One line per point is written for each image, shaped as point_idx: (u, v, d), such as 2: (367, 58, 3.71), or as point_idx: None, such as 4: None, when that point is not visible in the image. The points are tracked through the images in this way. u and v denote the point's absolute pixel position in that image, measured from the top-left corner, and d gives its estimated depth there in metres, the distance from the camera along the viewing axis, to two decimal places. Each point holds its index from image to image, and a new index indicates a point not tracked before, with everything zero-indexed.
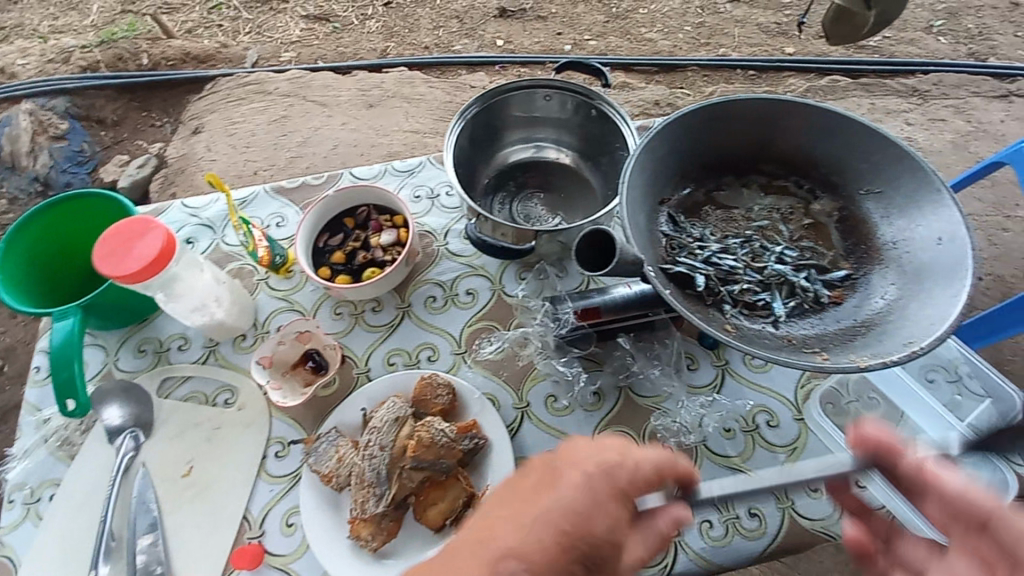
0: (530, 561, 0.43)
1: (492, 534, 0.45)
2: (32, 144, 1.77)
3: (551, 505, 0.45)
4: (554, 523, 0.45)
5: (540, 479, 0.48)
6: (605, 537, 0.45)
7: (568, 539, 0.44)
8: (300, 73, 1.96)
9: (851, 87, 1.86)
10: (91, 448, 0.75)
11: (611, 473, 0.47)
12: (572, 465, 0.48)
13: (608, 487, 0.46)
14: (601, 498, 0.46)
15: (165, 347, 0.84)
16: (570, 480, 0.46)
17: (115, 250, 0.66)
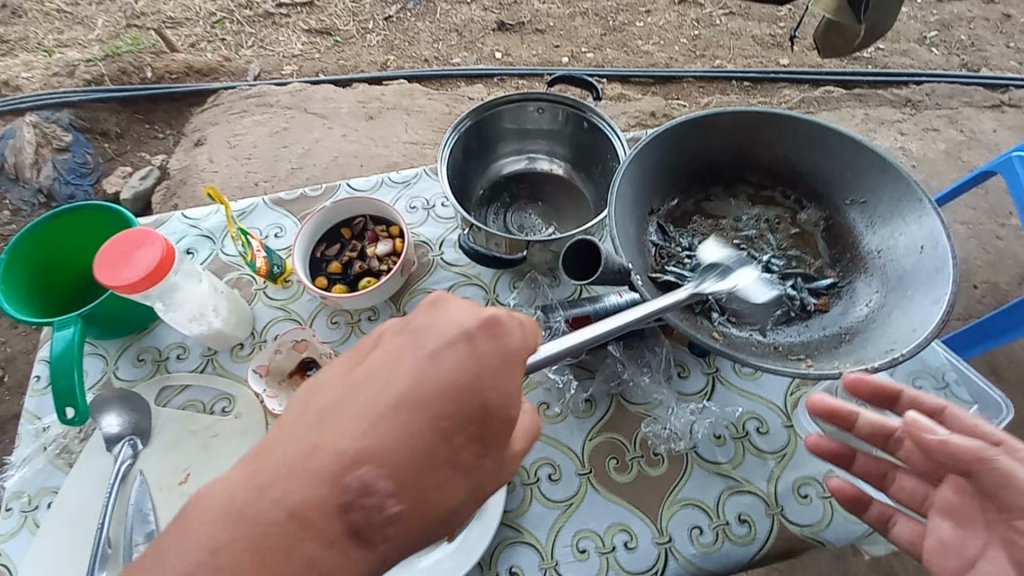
0: (400, 455, 0.34)
1: (345, 434, 0.34)
2: (36, 156, 1.79)
3: (418, 384, 0.35)
4: (430, 404, 0.34)
5: (400, 346, 0.37)
6: (498, 410, 0.36)
7: (447, 421, 0.35)
8: (302, 85, 1.99)
9: (845, 98, 1.88)
10: (90, 456, 0.76)
11: (494, 333, 0.37)
12: (441, 328, 0.36)
13: (491, 351, 0.36)
14: (489, 364, 0.36)
15: (164, 356, 0.86)
16: (445, 346, 0.35)
17: (115, 259, 0.68)
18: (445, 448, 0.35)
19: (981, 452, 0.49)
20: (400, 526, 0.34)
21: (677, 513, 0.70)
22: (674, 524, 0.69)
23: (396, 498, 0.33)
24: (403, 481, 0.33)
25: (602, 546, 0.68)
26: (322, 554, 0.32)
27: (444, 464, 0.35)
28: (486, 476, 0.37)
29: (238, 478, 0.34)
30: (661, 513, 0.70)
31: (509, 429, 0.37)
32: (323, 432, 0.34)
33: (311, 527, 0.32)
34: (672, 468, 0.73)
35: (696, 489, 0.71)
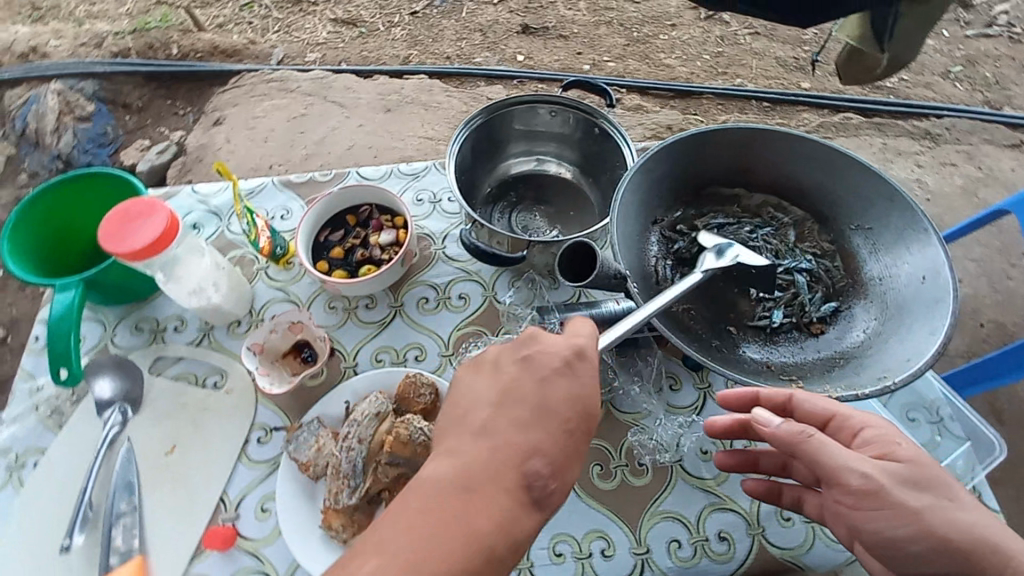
0: (549, 444, 0.48)
1: (509, 435, 0.48)
2: (58, 123, 1.82)
3: (550, 398, 0.49)
4: (562, 410, 0.49)
5: (519, 374, 0.51)
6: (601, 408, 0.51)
7: (576, 419, 0.49)
8: (323, 73, 2.01)
9: (864, 126, 1.88)
10: (79, 419, 0.77)
11: (586, 356, 0.51)
12: (549, 357, 0.51)
13: (590, 370, 0.51)
14: (587, 379, 0.51)
15: (162, 327, 0.86)
16: (556, 372, 0.50)
17: (118, 227, 0.69)
18: (575, 440, 0.49)
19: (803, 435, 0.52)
20: (560, 495, 0.48)
21: (656, 525, 0.69)
22: (652, 535, 0.69)
23: (554, 477, 0.47)
24: (560, 464, 0.48)
25: (578, 552, 0.68)
26: (514, 515, 0.45)
27: (576, 451, 0.49)
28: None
29: (440, 476, 0.46)
30: (641, 523, 0.69)
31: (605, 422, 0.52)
32: (494, 435, 0.48)
33: (511, 499, 0.45)
34: (655, 479, 0.72)
35: (677, 503, 0.71)
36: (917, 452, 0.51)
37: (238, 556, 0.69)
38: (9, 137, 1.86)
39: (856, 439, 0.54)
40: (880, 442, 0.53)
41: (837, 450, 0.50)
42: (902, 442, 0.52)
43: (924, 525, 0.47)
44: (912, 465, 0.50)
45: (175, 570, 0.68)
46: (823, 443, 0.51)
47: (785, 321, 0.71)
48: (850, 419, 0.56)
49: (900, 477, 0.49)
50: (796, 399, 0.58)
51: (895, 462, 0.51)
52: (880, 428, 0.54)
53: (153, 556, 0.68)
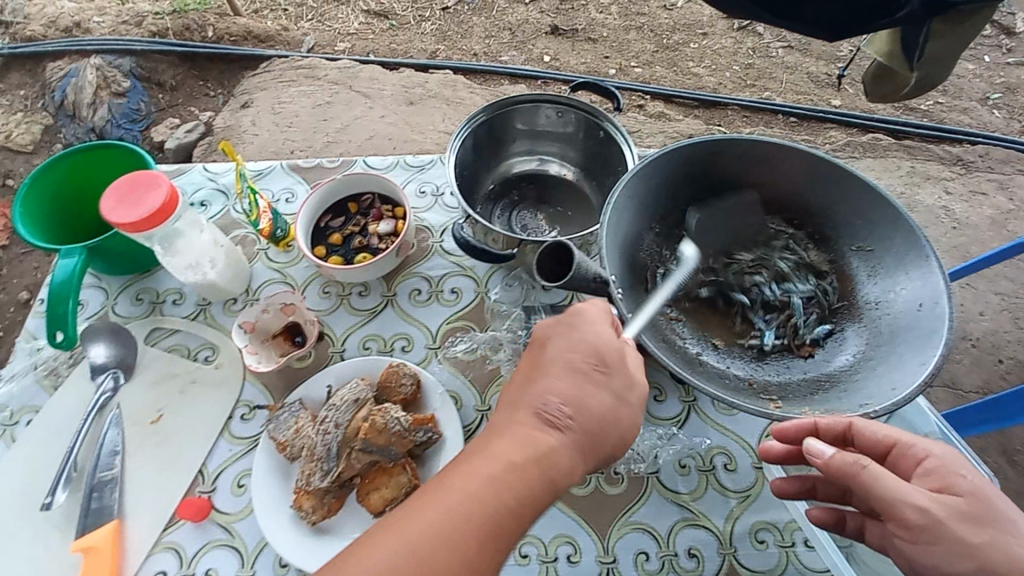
0: (563, 384, 0.52)
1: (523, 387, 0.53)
2: (94, 97, 1.88)
3: (555, 353, 0.54)
4: (569, 354, 0.53)
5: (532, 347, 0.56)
6: (607, 346, 0.53)
7: (585, 359, 0.53)
8: (351, 63, 2.04)
9: (892, 147, 1.83)
10: (75, 381, 0.80)
11: (580, 313, 0.56)
12: (551, 325, 0.56)
13: (586, 320, 0.55)
14: (585, 327, 0.54)
15: (160, 299, 0.89)
16: (557, 331, 0.55)
17: (124, 198, 0.70)
18: (588, 377, 0.52)
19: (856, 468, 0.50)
20: (584, 425, 0.50)
21: (625, 535, 0.68)
22: (620, 544, 0.68)
23: (573, 407, 0.51)
24: (573, 397, 0.51)
25: (544, 554, 0.68)
26: (537, 437, 0.49)
27: (592, 388, 0.52)
28: (620, 389, 0.52)
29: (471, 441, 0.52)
30: (610, 531, 0.69)
31: (616, 354, 0.53)
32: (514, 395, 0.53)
33: (531, 428, 0.50)
34: (630, 488, 0.71)
35: (650, 515, 0.70)
36: (981, 484, 0.50)
37: (210, 528, 0.70)
38: (49, 108, 1.93)
39: (918, 467, 0.53)
40: (940, 473, 0.51)
41: (893, 482, 0.49)
42: (965, 473, 0.50)
43: (981, 562, 0.46)
44: (972, 499, 0.49)
45: (146, 539, 0.69)
46: (876, 477, 0.49)
47: (775, 343, 0.70)
48: (914, 448, 0.54)
49: (959, 512, 0.48)
50: (855, 428, 0.56)
51: (954, 496, 0.49)
52: (945, 457, 0.52)
53: (130, 522, 0.70)
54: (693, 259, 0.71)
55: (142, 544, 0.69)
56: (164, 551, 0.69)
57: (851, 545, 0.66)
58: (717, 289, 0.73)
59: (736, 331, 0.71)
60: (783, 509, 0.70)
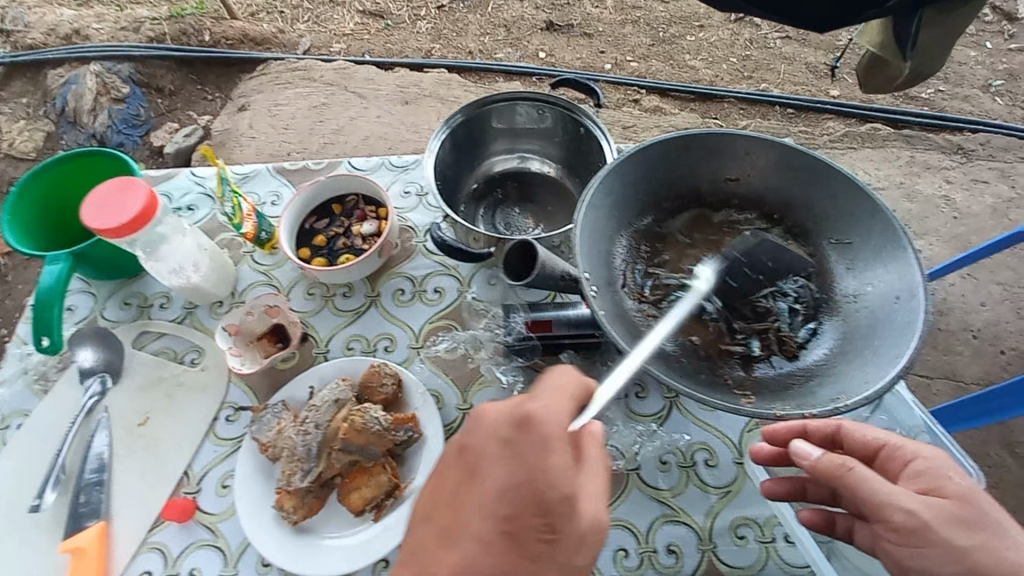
0: (486, 554, 0.38)
1: (444, 542, 0.40)
2: (94, 103, 1.90)
3: (488, 491, 0.40)
4: (502, 506, 0.39)
5: (464, 465, 0.42)
6: (558, 495, 0.39)
7: (522, 515, 0.39)
8: (346, 64, 2.04)
9: (891, 137, 1.81)
10: (64, 385, 0.81)
11: (531, 428, 0.41)
12: (488, 439, 0.41)
13: (534, 447, 0.40)
14: (532, 457, 0.40)
15: (149, 303, 0.90)
16: (494, 458, 0.41)
17: (102, 206, 0.71)
18: (524, 543, 0.39)
19: (842, 468, 0.50)
20: None
21: (605, 532, 0.69)
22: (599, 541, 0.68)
23: None
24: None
25: None
26: None
27: (523, 563, 0.38)
28: (566, 558, 0.40)
29: None
30: None
31: (569, 508, 0.40)
32: (434, 546, 0.40)
33: None
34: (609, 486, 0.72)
35: (630, 511, 0.70)
36: (971, 487, 0.49)
37: (194, 528, 0.71)
38: (50, 115, 1.95)
39: (906, 468, 0.52)
40: (929, 474, 0.50)
41: (879, 483, 0.49)
42: (955, 475, 0.50)
43: (970, 566, 0.45)
44: (960, 502, 0.48)
45: (134, 539, 0.70)
46: (864, 478, 0.49)
47: (761, 349, 0.67)
48: (901, 449, 0.53)
49: (949, 516, 0.47)
50: (843, 430, 0.58)
51: (940, 498, 0.49)
52: (933, 459, 0.51)
53: (117, 523, 0.71)
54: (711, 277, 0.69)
55: (128, 545, 0.70)
56: (150, 551, 0.70)
57: (831, 541, 0.65)
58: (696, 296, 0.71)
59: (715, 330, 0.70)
60: (764, 504, 0.70)
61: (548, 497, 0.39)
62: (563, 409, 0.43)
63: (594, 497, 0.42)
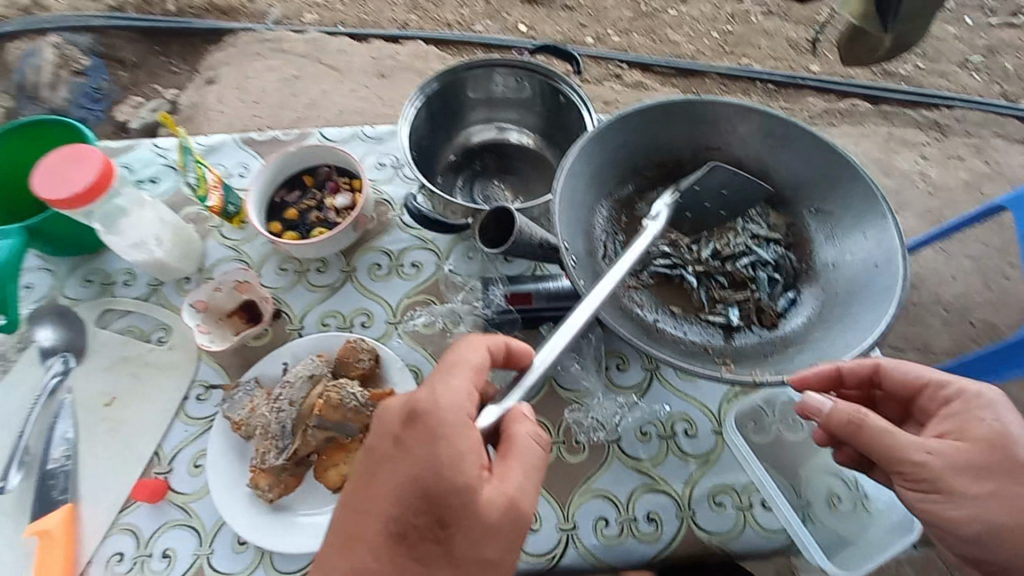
0: (384, 547, 0.45)
1: (352, 537, 0.46)
2: (54, 78, 1.82)
3: (384, 486, 0.45)
4: (396, 503, 0.45)
5: (365, 460, 0.48)
6: (448, 486, 0.45)
7: (412, 511, 0.45)
8: (319, 36, 1.97)
9: (869, 113, 1.82)
10: (23, 364, 0.77)
11: (418, 421, 0.46)
12: (384, 434, 0.47)
13: (421, 441, 0.46)
14: (419, 453, 0.45)
15: (111, 280, 0.85)
16: (388, 452, 0.46)
17: (53, 171, 0.67)
18: (417, 537, 0.45)
19: (855, 420, 0.54)
20: None
21: (586, 502, 0.69)
22: (580, 512, 0.68)
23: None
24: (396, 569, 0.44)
25: None
26: None
27: (419, 553, 0.45)
28: (460, 549, 0.45)
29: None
30: (570, 500, 0.69)
31: (461, 498, 0.45)
32: (347, 541, 0.46)
33: None
34: (590, 457, 0.71)
35: (610, 482, 0.70)
36: (1001, 429, 0.54)
37: (166, 509, 0.69)
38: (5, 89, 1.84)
39: (945, 408, 0.58)
40: (962, 416, 0.56)
41: (892, 434, 0.53)
42: (983, 417, 0.55)
43: (981, 509, 0.52)
44: (985, 446, 0.53)
45: (102, 522, 0.68)
46: (874, 429, 0.54)
47: (740, 319, 0.67)
48: (943, 388, 0.58)
49: (963, 464, 0.52)
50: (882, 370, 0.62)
51: (961, 442, 0.54)
52: (974, 400, 0.56)
53: (84, 505, 0.69)
54: (663, 216, 0.67)
55: (97, 527, 0.68)
56: (122, 532, 0.68)
57: (807, 506, 0.67)
58: (672, 265, 0.71)
59: (695, 300, 0.70)
60: (742, 471, 0.70)
61: (441, 489, 0.45)
62: (458, 391, 0.49)
63: (498, 485, 0.48)
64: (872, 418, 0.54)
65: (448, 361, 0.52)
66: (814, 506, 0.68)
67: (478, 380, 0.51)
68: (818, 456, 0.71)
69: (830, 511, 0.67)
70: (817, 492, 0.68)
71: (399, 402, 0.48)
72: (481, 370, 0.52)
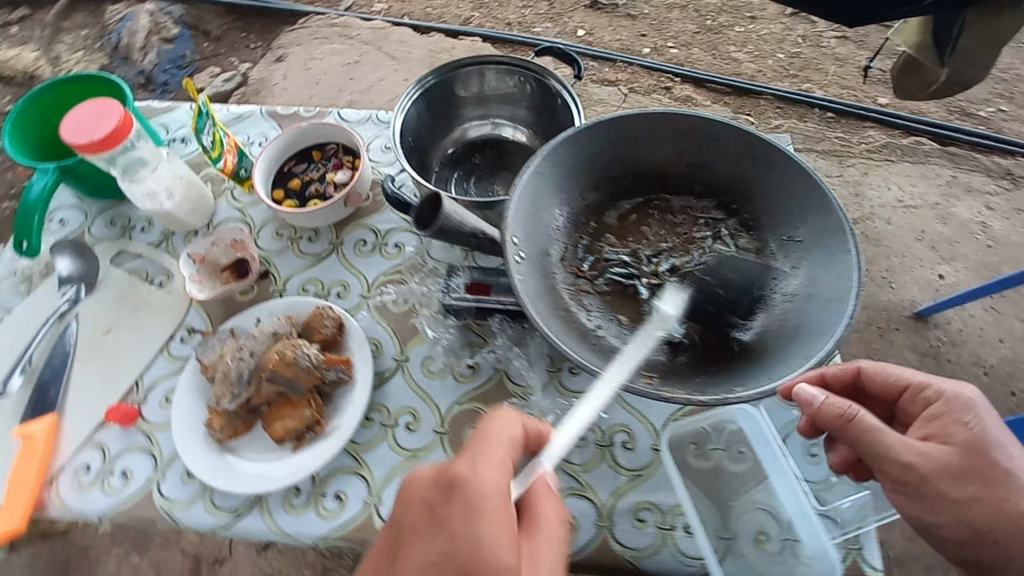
0: None
1: None
2: (146, 43, 2.01)
3: (416, 562, 0.43)
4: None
5: (398, 531, 0.46)
6: (480, 566, 0.41)
7: None
8: (383, 25, 2.06)
9: (934, 153, 1.69)
10: (43, 289, 0.87)
11: (453, 493, 0.44)
12: (417, 506, 0.46)
13: (457, 515, 0.43)
14: (455, 528, 0.43)
15: (131, 225, 0.95)
16: (423, 525, 0.44)
17: (82, 120, 0.75)
18: None
19: (847, 416, 0.56)
20: None
21: None
22: None
23: None
24: None
25: None
26: None
27: None
28: None
29: None
30: None
31: None
32: None
33: None
34: None
35: None
36: (980, 434, 0.56)
37: (134, 434, 0.76)
38: (104, 49, 2.05)
39: (925, 411, 0.60)
40: (943, 420, 0.58)
41: (882, 433, 0.55)
42: (965, 422, 0.57)
43: (958, 510, 0.56)
44: (964, 450, 0.56)
45: (79, 435, 0.76)
46: (863, 425, 0.55)
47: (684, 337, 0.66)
48: (925, 391, 0.61)
49: (947, 468, 0.55)
50: (864, 373, 0.64)
51: (946, 446, 0.57)
52: (960, 403, 0.58)
53: (66, 418, 0.77)
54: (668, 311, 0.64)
55: (74, 439, 0.76)
56: (92, 448, 0.76)
57: (731, 538, 0.67)
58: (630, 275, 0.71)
59: (644, 310, 0.69)
60: (672, 492, 0.69)
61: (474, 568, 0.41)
62: (494, 461, 0.46)
63: None
64: (861, 416, 0.56)
65: (482, 430, 0.49)
66: (739, 541, 0.67)
67: (515, 452, 0.48)
68: (754, 491, 0.70)
69: (755, 548, 0.66)
70: (745, 527, 0.67)
71: (434, 473, 0.46)
72: (517, 442, 0.49)
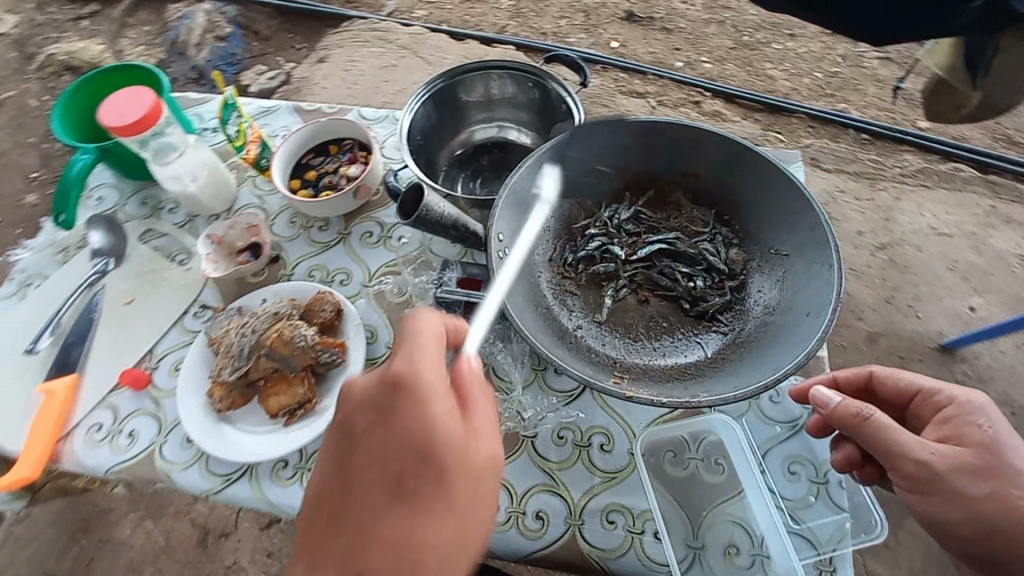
0: (379, 510, 0.44)
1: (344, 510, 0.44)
2: (201, 41, 2.14)
3: (370, 451, 0.45)
4: (387, 466, 0.45)
5: (343, 433, 0.47)
6: (434, 442, 0.45)
7: (402, 472, 0.44)
8: (421, 30, 2.13)
9: (974, 180, 1.62)
10: (77, 259, 0.95)
11: (397, 388, 0.46)
12: (361, 410, 0.47)
13: (404, 406, 0.45)
14: (404, 418, 0.45)
15: (160, 206, 1.02)
16: (371, 423, 0.46)
17: (118, 105, 0.82)
18: (410, 497, 0.44)
19: (860, 415, 0.59)
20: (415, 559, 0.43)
21: None
22: None
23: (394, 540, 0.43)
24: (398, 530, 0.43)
25: None
26: None
27: (416, 509, 0.44)
28: (457, 500, 0.45)
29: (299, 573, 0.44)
30: None
31: (450, 450, 0.45)
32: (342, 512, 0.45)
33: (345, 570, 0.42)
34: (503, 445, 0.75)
35: (514, 472, 0.72)
36: (995, 437, 0.57)
37: (143, 398, 0.82)
38: (163, 45, 2.19)
39: (938, 415, 0.62)
40: (957, 421, 0.60)
41: (895, 432, 0.58)
42: (977, 423, 0.59)
43: (976, 510, 0.55)
44: (979, 450, 0.57)
45: (95, 395, 0.82)
46: (875, 424, 0.58)
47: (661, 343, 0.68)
48: (936, 396, 0.63)
49: (961, 465, 0.57)
50: (876, 378, 0.68)
51: (961, 446, 0.58)
52: (972, 405, 0.60)
53: (85, 378, 0.83)
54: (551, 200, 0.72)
55: (89, 399, 0.82)
56: (105, 408, 0.81)
57: (700, 548, 0.66)
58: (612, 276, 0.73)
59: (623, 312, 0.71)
60: (644, 497, 0.70)
61: (431, 443, 0.45)
62: (429, 354, 0.48)
63: (485, 432, 0.48)
64: (876, 416, 0.59)
65: (406, 331, 0.49)
66: (707, 552, 0.66)
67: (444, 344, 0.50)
68: (728, 503, 0.69)
69: (724, 562, 0.66)
70: (715, 539, 0.67)
71: (372, 376, 0.47)
72: (444, 336, 0.50)
